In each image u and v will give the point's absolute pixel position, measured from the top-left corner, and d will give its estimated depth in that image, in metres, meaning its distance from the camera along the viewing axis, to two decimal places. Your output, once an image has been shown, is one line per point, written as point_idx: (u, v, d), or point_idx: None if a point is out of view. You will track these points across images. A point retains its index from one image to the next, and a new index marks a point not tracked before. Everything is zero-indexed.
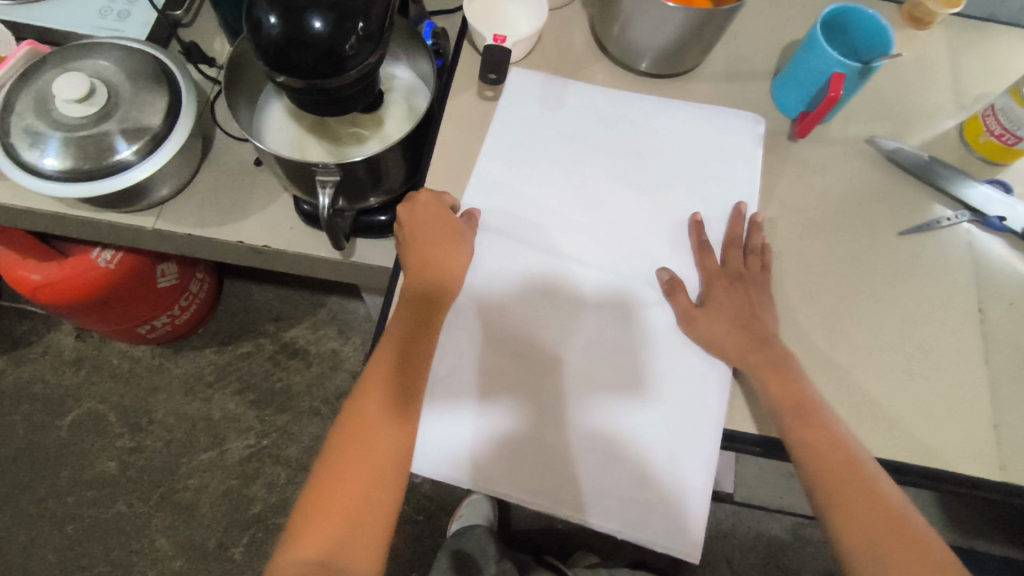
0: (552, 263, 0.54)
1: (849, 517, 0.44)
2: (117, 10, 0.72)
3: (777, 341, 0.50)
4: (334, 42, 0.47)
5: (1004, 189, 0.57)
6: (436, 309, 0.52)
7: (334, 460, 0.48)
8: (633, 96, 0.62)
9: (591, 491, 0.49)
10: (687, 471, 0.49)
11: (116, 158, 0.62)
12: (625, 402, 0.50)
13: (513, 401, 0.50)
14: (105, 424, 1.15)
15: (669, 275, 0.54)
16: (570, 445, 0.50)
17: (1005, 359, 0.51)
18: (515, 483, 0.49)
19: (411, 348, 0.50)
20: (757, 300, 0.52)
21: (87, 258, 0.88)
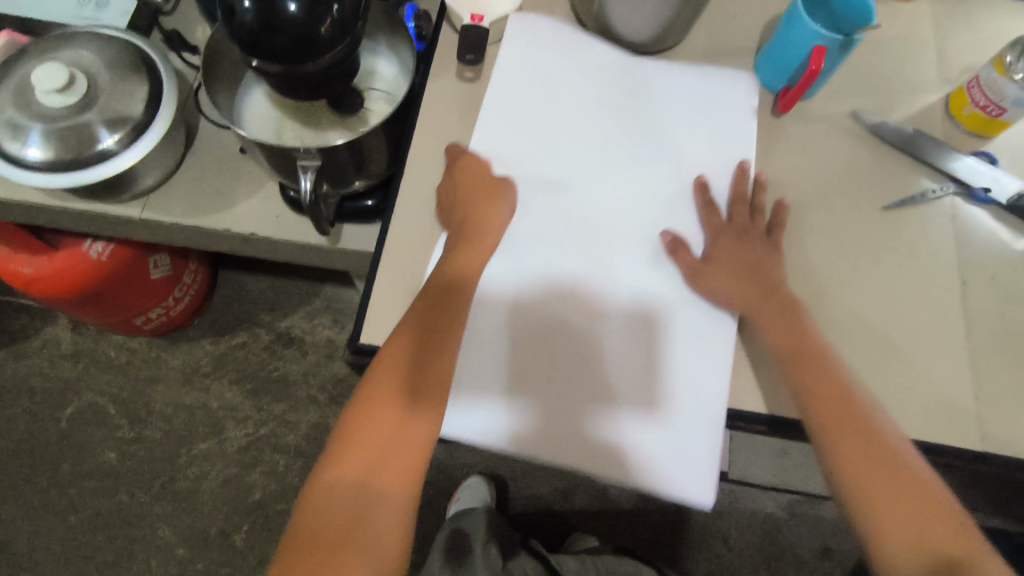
0: (560, 225, 0.55)
1: (845, 451, 0.45)
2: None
3: (784, 290, 0.51)
4: (308, 26, 0.47)
5: (989, 161, 0.56)
6: (454, 296, 0.50)
7: (361, 409, 0.47)
8: (626, 60, 0.61)
9: (611, 451, 0.49)
10: (703, 429, 0.49)
11: (98, 148, 0.62)
12: (645, 360, 0.51)
13: (543, 363, 0.51)
14: (104, 416, 1.16)
15: (672, 236, 0.54)
16: (603, 403, 0.50)
17: (987, 331, 0.51)
18: (551, 444, 0.49)
19: (432, 334, 0.49)
20: (763, 252, 0.53)
21: (78, 250, 0.88)
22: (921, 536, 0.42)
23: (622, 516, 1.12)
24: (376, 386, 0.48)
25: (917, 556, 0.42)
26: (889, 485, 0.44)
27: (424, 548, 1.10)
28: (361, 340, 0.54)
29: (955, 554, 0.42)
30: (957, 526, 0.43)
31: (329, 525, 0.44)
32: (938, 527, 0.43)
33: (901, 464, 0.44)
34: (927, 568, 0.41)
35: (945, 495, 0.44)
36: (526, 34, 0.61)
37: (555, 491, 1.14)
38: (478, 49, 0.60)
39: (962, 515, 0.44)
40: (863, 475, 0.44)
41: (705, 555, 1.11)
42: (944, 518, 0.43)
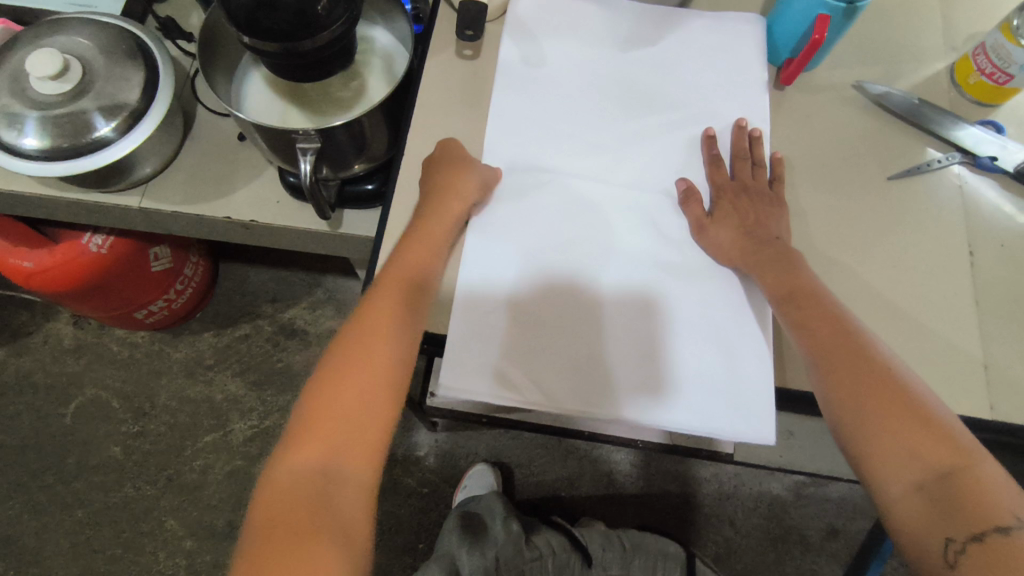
0: (574, 183, 0.54)
1: (839, 376, 0.44)
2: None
3: (785, 244, 0.51)
4: (304, 4, 0.49)
5: (995, 130, 0.55)
6: (396, 299, 0.48)
7: (309, 411, 0.45)
8: (622, 18, 0.60)
9: (651, 397, 0.49)
10: (740, 369, 0.49)
11: (95, 136, 0.62)
12: (660, 311, 0.51)
13: (563, 317, 0.51)
14: (108, 410, 1.16)
15: (687, 183, 0.54)
16: (626, 354, 0.50)
17: (995, 300, 0.51)
18: (579, 395, 0.49)
19: (367, 340, 0.47)
20: (766, 205, 0.53)
21: (77, 243, 0.88)
22: (913, 451, 0.41)
23: (628, 501, 1.12)
24: (332, 372, 0.46)
25: (909, 472, 0.40)
26: (879, 405, 0.42)
27: (432, 537, 1.09)
28: None
29: (952, 467, 0.40)
30: (956, 443, 0.41)
31: (296, 520, 0.41)
32: (931, 439, 0.41)
33: (893, 385, 0.43)
34: (920, 483, 0.40)
35: (945, 416, 0.42)
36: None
37: (562, 478, 1.14)
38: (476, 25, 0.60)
39: (967, 436, 0.42)
40: (852, 396, 0.43)
41: (712, 538, 1.11)
42: (940, 435, 0.41)
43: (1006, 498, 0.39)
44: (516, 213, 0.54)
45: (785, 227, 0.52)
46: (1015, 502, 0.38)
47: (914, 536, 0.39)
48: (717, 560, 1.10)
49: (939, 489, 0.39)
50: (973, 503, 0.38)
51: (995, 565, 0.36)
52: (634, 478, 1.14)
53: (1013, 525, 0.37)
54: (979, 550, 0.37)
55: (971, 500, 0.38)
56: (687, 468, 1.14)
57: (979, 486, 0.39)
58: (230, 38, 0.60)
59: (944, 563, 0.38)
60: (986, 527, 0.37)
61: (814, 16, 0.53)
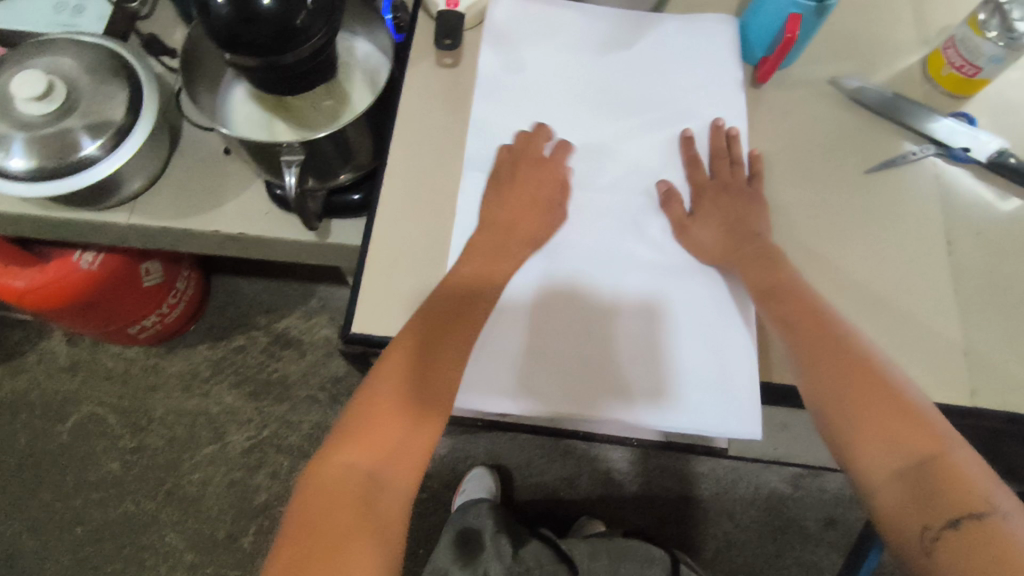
0: (560, 187, 0.55)
1: (821, 366, 0.46)
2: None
3: (767, 241, 0.52)
4: (285, 18, 0.48)
5: (968, 121, 0.56)
6: (451, 317, 0.49)
7: (359, 419, 0.46)
8: (598, 23, 0.61)
9: (648, 397, 0.49)
10: (734, 365, 0.50)
11: (82, 154, 0.62)
12: (664, 311, 0.52)
13: (555, 324, 0.51)
14: (105, 426, 1.16)
15: (668, 186, 0.55)
16: (621, 361, 0.50)
17: (973, 288, 0.52)
18: (571, 401, 0.49)
19: (419, 358, 0.48)
20: (747, 202, 0.53)
21: (69, 261, 0.89)
22: (891, 440, 0.42)
23: (627, 499, 1.13)
24: (382, 384, 0.47)
25: (887, 461, 0.41)
26: (859, 396, 0.44)
27: (431, 541, 1.10)
28: (353, 330, 0.52)
29: (929, 454, 0.41)
30: (933, 432, 0.42)
31: (338, 523, 0.42)
32: (911, 429, 0.42)
33: (873, 375, 0.45)
34: (897, 471, 0.41)
35: (924, 406, 0.43)
36: (512, 5, 0.61)
37: (559, 478, 1.14)
38: (455, 34, 0.59)
39: (946, 426, 0.43)
40: (835, 387, 0.45)
41: (711, 532, 1.12)
42: (918, 423, 0.42)
43: (982, 486, 0.39)
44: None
45: (767, 224, 0.53)
46: (989, 489, 0.39)
47: (891, 522, 0.40)
48: (717, 555, 1.11)
49: (915, 477, 0.40)
50: (948, 490, 0.39)
51: (968, 551, 0.37)
52: (633, 476, 1.15)
53: (987, 512, 0.38)
54: (954, 537, 0.38)
55: (947, 487, 0.39)
56: (685, 464, 1.15)
57: (954, 473, 0.40)
58: (213, 53, 0.60)
59: (920, 549, 0.38)
60: (961, 513, 0.38)
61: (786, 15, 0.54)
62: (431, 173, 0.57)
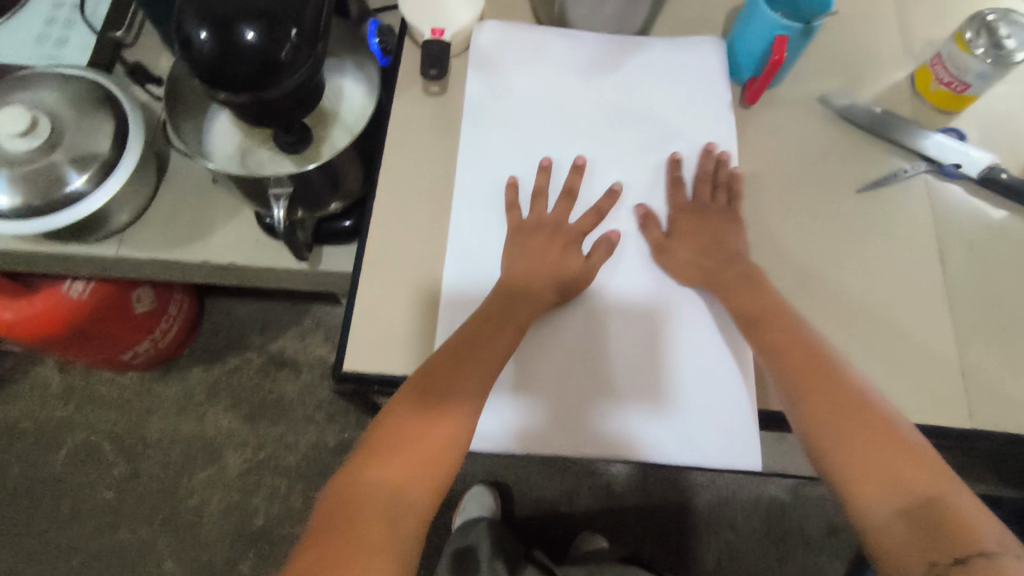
0: (554, 214, 0.54)
1: (816, 399, 0.45)
2: (61, 21, 0.73)
3: (747, 264, 0.51)
4: (268, 51, 0.47)
5: (958, 137, 0.56)
6: (499, 321, 0.48)
7: (400, 409, 0.44)
8: (583, 46, 0.60)
9: (646, 432, 0.49)
10: (731, 399, 0.49)
11: (69, 189, 0.62)
12: (673, 341, 0.51)
13: (553, 359, 0.50)
14: (100, 454, 1.15)
15: (645, 209, 0.55)
16: (621, 395, 0.49)
17: (968, 306, 0.52)
18: (567, 439, 0.48)
19: (462, 360, 0.46)
20: (726, 223, 0.53)
21: (58, 291, 0.88)
22: (892, 478, 0.41)
23: (628, 512, 1.13)
24: (426, 380, 0.45)
25: (889, 498, 0.40)
26: (858, 434, 0.43)
27: (432, 560, 1.09)
28: (344, 367, 0.51)
29: (929, 493, 0.40)
30: (933, 470, 0.41)
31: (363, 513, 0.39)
32: (908, 466, 0.41)
33: (871, 413, 0.44)
34: (901, 509, 0.40)
35: (924, 446, 0.42)
36: (498, 31, 0.61)
37: (559, 493, 1.14)
38: (440, 64, 0.59)
39: (945, 467, 0.42)
40: (834, 424, 0.44)
41: (713, 543, 1.11)
42: (919, 462, 0.41)
43: (983, 525, 0.38)
44: (497, 250, 0.54)
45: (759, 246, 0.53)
46: (989, 527, 0.38)
47: (897, 562, 0.38)
48: (720, 567, 1.10)
49: (921, 516, 0.39)
50: (953, 528, 0.38)
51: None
52: (633, 489, 1.14)
53: (995, 550, 0.37)
54: (962, 573, 0.36)
55: (948, 525, 0.38)
56: (684, 475, 1.15)
57: (959, 511, 0.39)
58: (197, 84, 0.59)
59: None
60: (966, 551, 0.37)
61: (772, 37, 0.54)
62: (423, 199, 0.57)
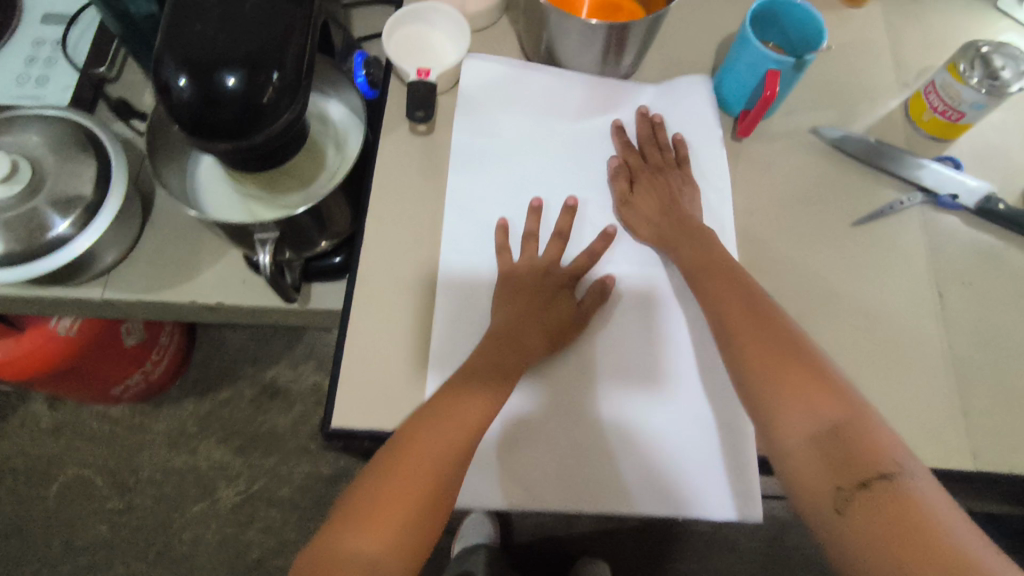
0: (545, 258, 0.53)
1: (743, 340, 0.47)
2: (42, 59, 0.72)
3: (696, 221, 0.54)
4: (250, 98, 0.45)
5: (954, 166, 0.56)
6: (495, 372, 0.47)
7: (384, 469, 0.43)
8: (569, 86, 0.60)
9: (648, 481, 0.47)
10: (724, 450, 0.48)
11: (52, 234, 0.60)
12: (671, 386, 0.50)
13: (554, 403, 0.49)
14: (92, 488, 1.13)
15: (617, 161, 0.57)
16: (623, 441, 0.48)
17: (966, 341, 0.51)
18: (565, 491, 0.47)
19: (455, 415, 0.45)
20: (680, 184, 0.56)
21: (45, 328, 0.87)
22: (806, 407, 0.42)
23: (627, 536, 1.11)
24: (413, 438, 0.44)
25: (804, 426, 0.42)
26: (780, 370, 0.44)
27: None
28: (332, 424, 0.49)
29: (841, 419, 0.41)
30: (847, 399, 0.42)
31: None
32: (825, 397, 0.42)
33: (795, 349, 0.45)
34: (814, 437, 0.41)
35: (842, 379, 0.44)
36: (483, 66, 0.60)
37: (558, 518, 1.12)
38: (427, 107, 0.56)
39: (860, 398, 0.43)
40: (761, 365, 0.45)
41: (713, 566, 1.10)
42: (835, 391, 0.43)
43: (888, 444, 0.40)
44: (489, 296, 0.53)
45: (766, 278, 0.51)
46: (898, 450, 0.40)
47: (808, 489, 0.40)
48: None
49: (831, 443, 0.40)
50: (860, 453, 0.40)
51: (877, 510, 0.37)
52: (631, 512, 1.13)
53: (895, 472, 0.38)
54: (864, 497, 0.38)
55: (857, 451, 0.40)
56: None
57: (868, 436, 0.40)
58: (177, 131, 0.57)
59: (833, 510, 0.39)
60: (869, 475, 0.38)
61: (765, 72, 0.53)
62: (412, 241, 0.55)
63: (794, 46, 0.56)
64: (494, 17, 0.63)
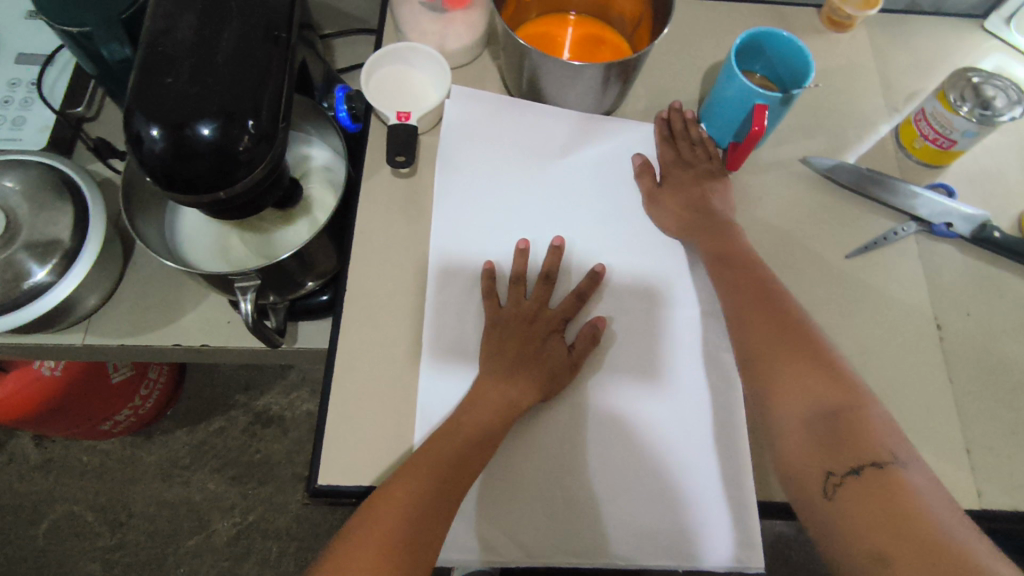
0: (531, 302, 0.52)
1: (747, 327, 0.48)
2: (18, 99, 0.70)
3: (724, 217, 0.54)
4: (225, 149, 0.42)
5: (947, 193, 0.55)
6: (495, 410, 0.47)
7: (374, 505, 0.42)
8: (552, 123, 0.59)
9: (648, 518, 0.46)
10: (723, 496, 0.47)
11: (31, 282, 0.59)
12: (673, 418, 0.49)
13: (552, 441, 0.48)
14: (83, 525, 1.11)
15: (642, 158, 0.58)
16: (624, 473, 0.47)
17: (968, 375, 0.50)
18: (557, 540, 0.45)
19: (454, 456, 0.44)
20: (710, 179, 0.56)
21: (29, 369, 0.85)
22: (807, 391, 0.43)
23: None
24: (405, 475, 0.43)
25: (802, 409, 0.43)
26: (785, 357, 0.45)
27: None
28: (319, 481, 0.47)
29: (842, 405, 0.42)
30: (850, 386, 0.43)
31: None
32: (827, 382, 0.43)
33: (798, 336, 0.46)
34: (810, 419, 0.42)
35: (847, 367, 0.45)
36: (464, 103, 0.59)
37: None
38: (407, 150, 0.55)
39: (863, 386, 0.44)
40: (766, 353, 0.46)
41: None
42: (838, 377, 0.43)
43: (887, 437, 0.40)
44: (477, 343, 0.51)
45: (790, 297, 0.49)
46: (896, 439, 0.40)
47: (801, 472, 0.41)
48: None
49: (828, 425, 0.41)
50: (853, 436, 0.40)
51: (869, 495, 0.38)
52: None
53: (888, 460, 0.39)
54: (857, 481, 0.39)
55: (854, 437, 0.40)
56: None
57: (866, 423, 0.41)
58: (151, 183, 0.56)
59: (823, 492, 0.40)
60: (862, 462, 0.39)
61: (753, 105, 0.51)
62: (398, 284, 0.54)
63: (788, 85, 0.55)
64: (475, 52, 0.63)
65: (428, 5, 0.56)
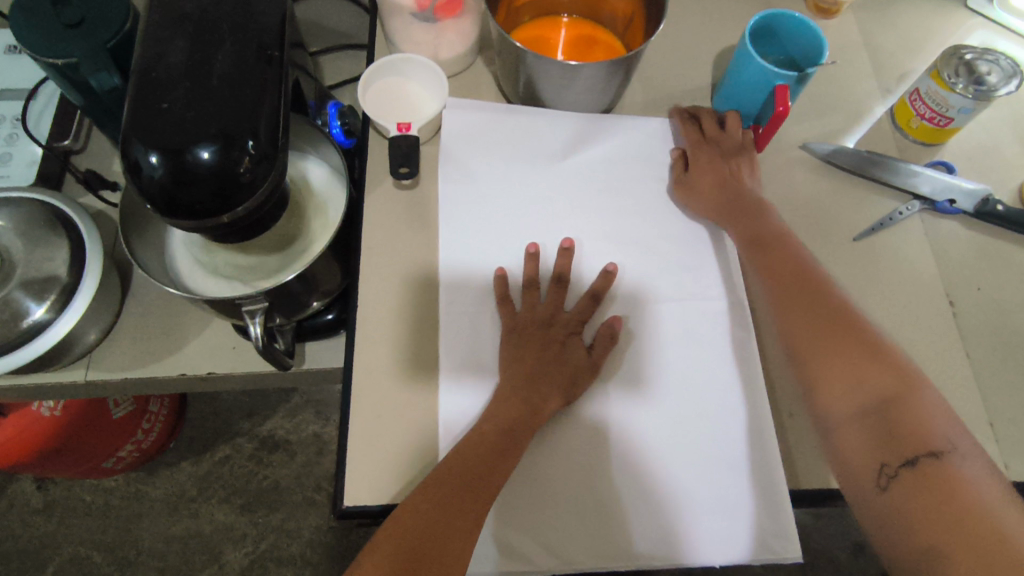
0: (546, 305, 0.52)
1: (789, 320, 0.48)
2: (3, 136, 0.69)
3: (753, 197, 0.54)
4: (225, 172, 0.42)
5: (947, 170, 0.56)
6: (518, 418, 0.46)
7: (405, 515, 0.41)
8: (552, 126, 0.59)
9: (676, 517, 0.46)
10: (751, 489, 0.46)
11: (30, 321, 0.58)
12: (696, 413, 0.49)
13: (579, 445, 0.47)
14: (90, 567, 1.08)
15: (681, 152, 0.58)
16: (648, 473, 0.47)
17: (985, 349, 0.50)
18: (588, 546, 0.44)
19: (482, 467, 0.43)
20: (738, 154, 0.56)
21: (28, 411, 0.83)
22: (856, 383, 0.43)
23: None
24: (431, 484, 0.43)
25: (852, 403, 0.43)
26: (830, 350, 0.45)
27: None
28: (345, 502, 0.46)
29: (894, 394, 0.42)
30: (901, 373, 0.43)
31: None
32: (878, 372, 0.43)
33: (847, 327, 0.45)
34: (861, 412, 0.42)
35: (901, 354, 0.44)
36: (461, 111, 0.59)
37: None
38: (410, 161, 0.55)
39: (916, 370, 0.43)
40: (811, 343, 0.46)
41: None
42: (889, 366, 0.43)
43: (941, 425, 0.40)
44: (494, 351, 0.51)
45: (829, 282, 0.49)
46: (950, 429, 0.40)
47: (853, 465, 0.41)
48: None
49: (877, 418, 0.41)
50: (905, 429, 0.40)
51: (923, 485, 0.38)
52: None
53: (944, 450, 0.39)
54: (911, 474, 0.39)
55: (906, 429, 0.40)
56: None
57: (918, 411, 0.41)
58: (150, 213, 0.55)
59: (876, 484, 0.40)
60: (918, 452, 0.39)
61: (773, 86, 0.52)
62: (409, 297, 0.53)
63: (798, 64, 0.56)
64: (468, 60, 0.63)
65: (419, 15, 0.56)
